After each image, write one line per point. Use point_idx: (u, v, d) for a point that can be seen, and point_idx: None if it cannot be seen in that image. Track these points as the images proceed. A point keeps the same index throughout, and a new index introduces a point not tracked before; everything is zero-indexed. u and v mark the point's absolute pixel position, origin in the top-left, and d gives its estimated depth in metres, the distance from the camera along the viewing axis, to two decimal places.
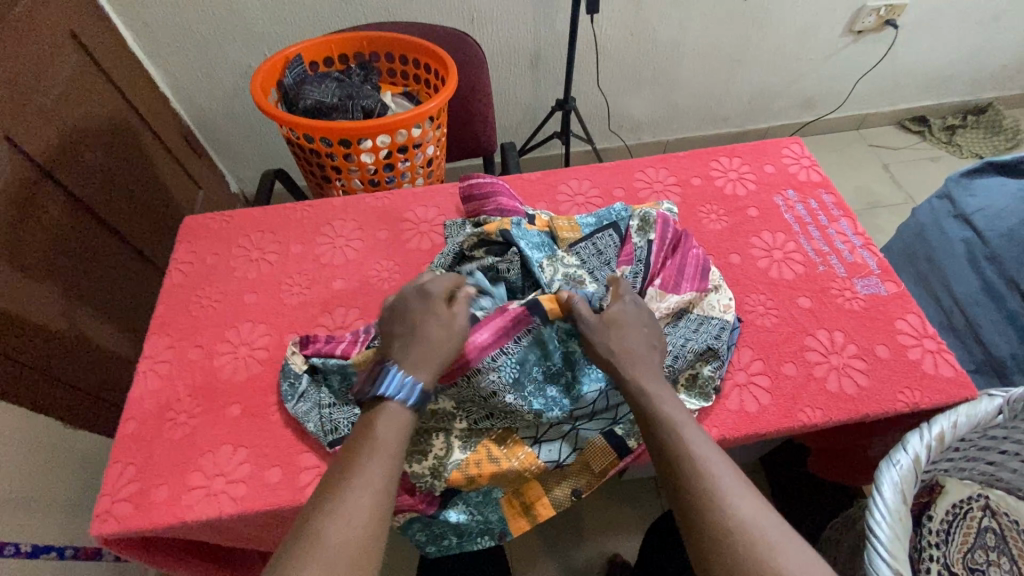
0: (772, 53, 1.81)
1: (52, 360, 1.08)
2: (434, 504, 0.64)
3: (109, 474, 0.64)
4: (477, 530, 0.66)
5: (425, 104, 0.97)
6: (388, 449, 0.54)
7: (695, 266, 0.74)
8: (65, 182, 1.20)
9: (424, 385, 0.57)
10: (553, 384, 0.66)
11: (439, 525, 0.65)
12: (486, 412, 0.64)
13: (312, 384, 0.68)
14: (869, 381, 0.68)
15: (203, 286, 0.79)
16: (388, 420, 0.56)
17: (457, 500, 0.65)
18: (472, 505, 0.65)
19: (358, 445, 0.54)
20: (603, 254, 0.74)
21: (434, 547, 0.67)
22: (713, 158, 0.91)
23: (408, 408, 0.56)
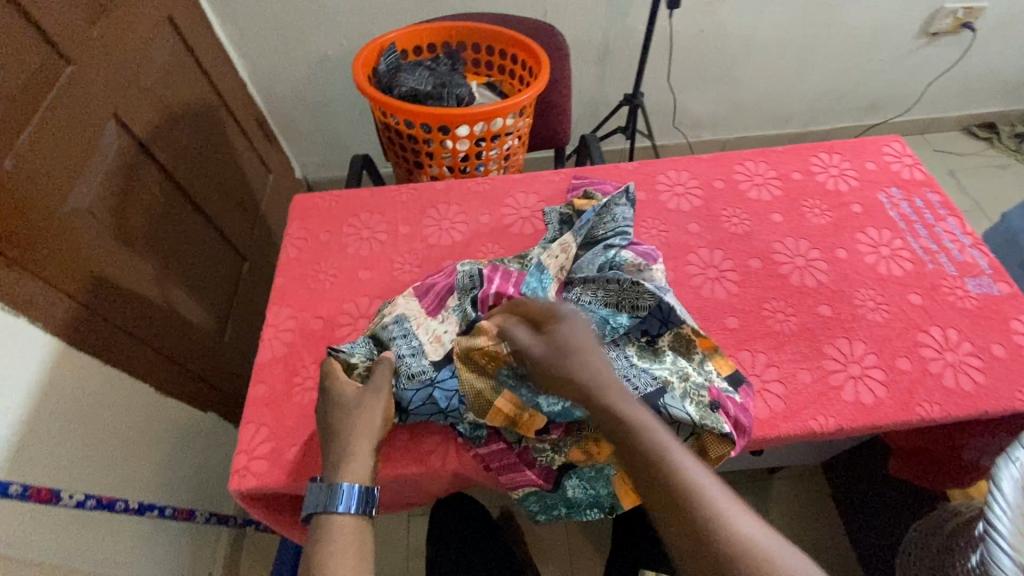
0: (842, 53, 1.79)
1: (149, 329, 1.13)
2: (551, 478, 0.66)
3: (243, 432, 0.67)
4: (587, 503, 0.69)
5: (524, 93, 0.99)
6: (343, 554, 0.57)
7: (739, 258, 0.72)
8: (160, 159, 1.25)
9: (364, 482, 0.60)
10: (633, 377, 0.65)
11: (552, 497, 0.68)
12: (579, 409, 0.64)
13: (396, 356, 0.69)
14: (986, 379, 0.67)
15: (319, 261, 0.83)
16: (343, 527, 0.58)
17: (571, 474, 0.67)
18: (585, 480, 0.67)
19: (324, 561, 0.56)
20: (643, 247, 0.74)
21: (544, 516, 0.70)
22: (812, 153, 0.91)
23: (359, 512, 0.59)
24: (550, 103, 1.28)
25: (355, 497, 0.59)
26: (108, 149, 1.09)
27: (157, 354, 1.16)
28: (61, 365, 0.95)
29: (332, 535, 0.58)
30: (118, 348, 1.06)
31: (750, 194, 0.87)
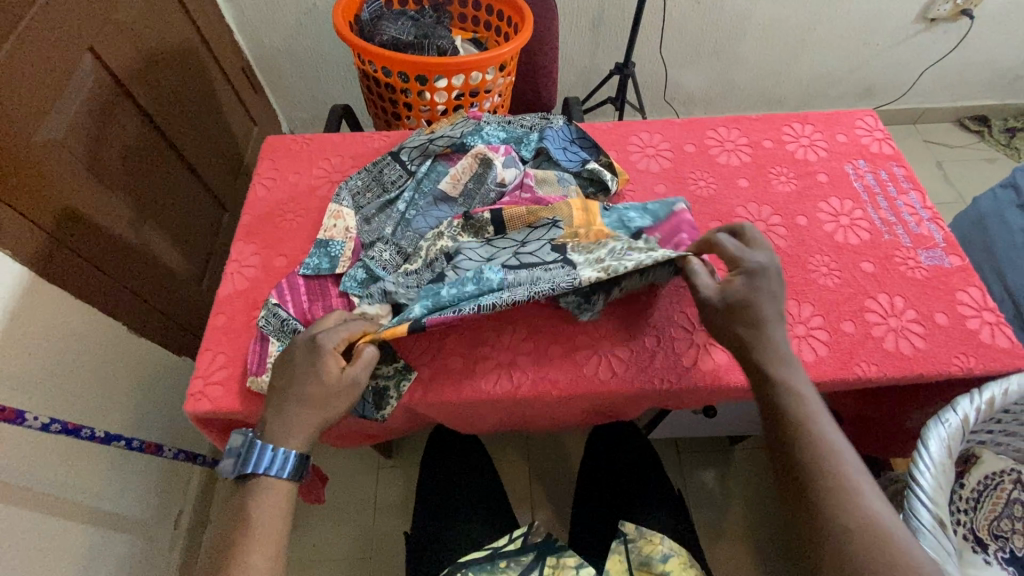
0: (839, 34, 1.77)
1: (122, 267, 1.14)
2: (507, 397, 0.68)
3: (200, 359, 0.68)
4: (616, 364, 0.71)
5: (504, 46, 0.99)
6: (270, 510, 0.61)
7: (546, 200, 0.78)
8: (139, 98, 1.23)
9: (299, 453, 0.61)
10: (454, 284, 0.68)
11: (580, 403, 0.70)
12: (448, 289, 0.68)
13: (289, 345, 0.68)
14: (925, 344, 0.69)
15: (286, 201, 0.83)
16: (274, 487, 0.61)
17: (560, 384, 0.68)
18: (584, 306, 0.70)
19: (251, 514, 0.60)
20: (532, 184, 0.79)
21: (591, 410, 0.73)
22: (785, 123, 0.92)
23: (286, 479, 0.61)
24: (534, 64, 1.26)
25: (287, 462, 0.60)
26: (84, 82, 1.08)
27: (130, 294, 1.17)
28: (28, 292, 0.96)
29: (262, 494, 0.61)
30: (88, 282, 1.06)
31: (720, 160, 0.88)
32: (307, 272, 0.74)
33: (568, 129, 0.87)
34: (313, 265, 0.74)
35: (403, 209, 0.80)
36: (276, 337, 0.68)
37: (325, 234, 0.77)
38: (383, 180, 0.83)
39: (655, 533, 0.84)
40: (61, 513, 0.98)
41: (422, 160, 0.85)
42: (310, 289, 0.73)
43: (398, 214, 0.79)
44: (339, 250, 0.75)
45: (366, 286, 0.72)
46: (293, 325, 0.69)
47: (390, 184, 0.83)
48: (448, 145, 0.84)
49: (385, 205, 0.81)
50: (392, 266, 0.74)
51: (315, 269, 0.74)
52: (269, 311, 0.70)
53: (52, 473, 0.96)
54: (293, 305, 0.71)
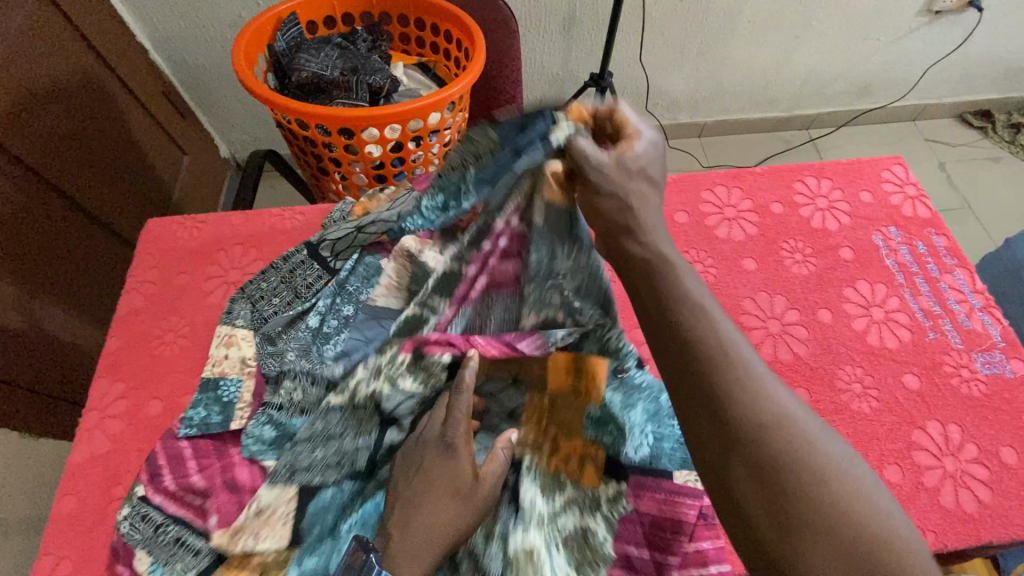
0: (837, 31, 1.59)
1: (2, 363, 0.94)
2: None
3: (36, 570, 0.51)
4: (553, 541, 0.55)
5: (449, 88, 0.79)
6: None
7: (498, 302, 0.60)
8: (19, 151, 1.01)
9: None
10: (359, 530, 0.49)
11: None
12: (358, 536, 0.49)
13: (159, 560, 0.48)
14: (992, 496, 0.54)
15: (168, 315, 0.65)
16: None
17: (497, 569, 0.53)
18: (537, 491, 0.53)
19: None
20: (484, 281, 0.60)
21: None
22: (797, 178, 0.74)
23: None
24: (493, 91, 1.07)
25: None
26: None
27: (19, 391, 0.98)
28: None
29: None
30: None
31: (719, 232, 0.70)
32: (190, 432, 0.54)
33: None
34: (198, 419, 0.55)
35: (316, 324, 0.61)
36: (146, 549, 0.48)
37: (217, 369, 0.59)
38: (293, 282, 0.64)
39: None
40: None
41: (346, 254, 0.66)
42: (196, 456, 0.54)
43: (309, 334, 0.61)
44: (235, 394, 0.57)
45: (279, 443, 0.53)
46: (170, 520, 0.49)
47: (304, 286, 0.64)
48: (379, 230, 0.64)
49: (296, 317, 0.62)
50: (298, 414, 0.54)
51: (201, 425, 0.55)
52: (130, 505, 0.50)
53: None
54: (162, 493, 0.51)
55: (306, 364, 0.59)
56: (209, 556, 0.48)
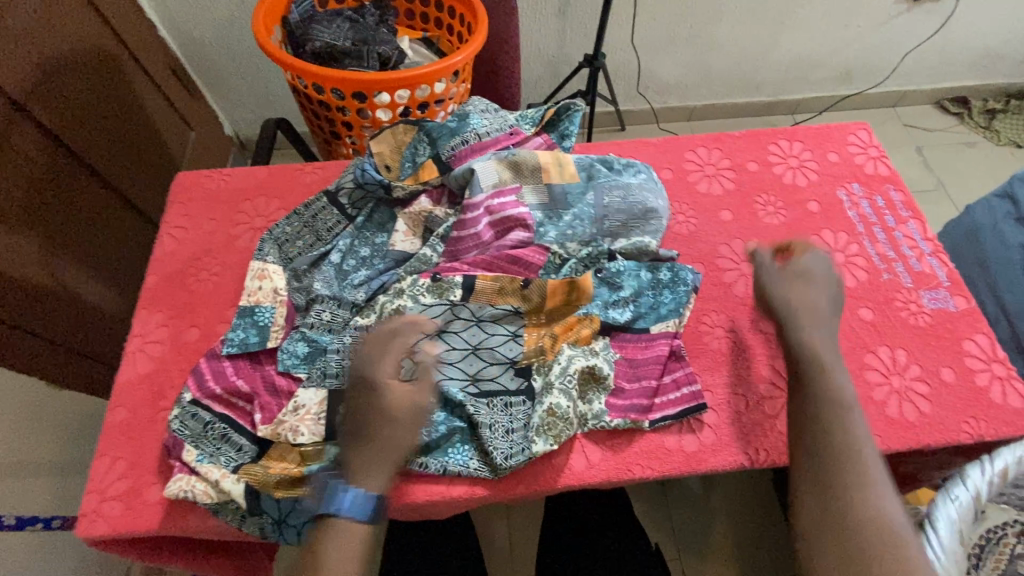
0: (820, 17, 1.66)
1: (32, 316, 1.00)
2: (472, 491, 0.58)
3: (96, 468, 0.57)
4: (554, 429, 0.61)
5: (453, 56, 0.86)
6: (344, 553, 0.50)
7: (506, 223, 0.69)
8: (40, 117, 1.07)
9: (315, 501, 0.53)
10: None
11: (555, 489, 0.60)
12: None
13: (207, 447, 0.56)
14: (931, 407, 0.62)
15: (200, 256, 0.71)
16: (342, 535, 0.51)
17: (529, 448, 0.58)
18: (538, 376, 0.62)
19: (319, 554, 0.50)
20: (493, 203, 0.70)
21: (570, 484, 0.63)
22: (771, 140, 0.82)
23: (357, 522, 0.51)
24: (493, 65, 1.13)
25: (358, 502, 0.51)
26: None
27: (47, 344, 1.04)
28: None
29: (334, 536, 0.51)
30: None
31: (700, 188, 0.78)
32: (232, 350, 0.62)
33: (544, 137, 0.79)
34: (234, 346, 0.62)
35: (336, 262, 0.69)
36: (194, 443, 0.56)
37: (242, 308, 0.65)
38: (316, 228, 0.71)
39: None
40: None
41: (364, 204, 0.73)
42: (238, 373, 0.61)
43: (334, 268, 0.68)
44: (270, 318, 0.64)
45: (310, 358, 0.62)
46: (216, 419, 0.58)
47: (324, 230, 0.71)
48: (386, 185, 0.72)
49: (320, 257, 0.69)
50: (329, 332, 0.64)
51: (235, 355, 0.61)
52: (180, 408, 0.58)
53: None
54: (210, 400, 0.59)
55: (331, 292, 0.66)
56: (252, 451, 0.57)
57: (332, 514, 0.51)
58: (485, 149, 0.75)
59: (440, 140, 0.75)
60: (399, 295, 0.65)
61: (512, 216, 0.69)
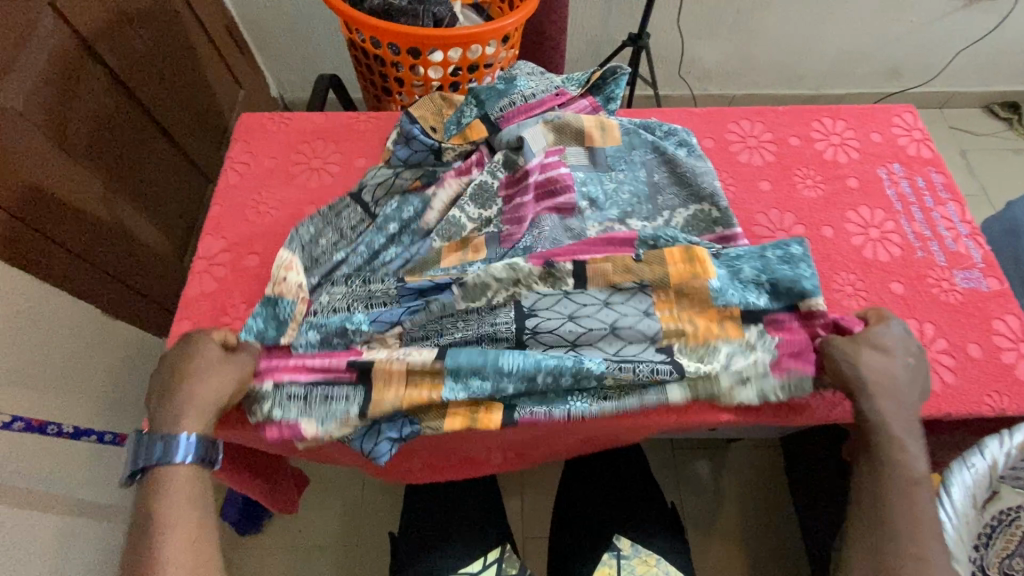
0: (870, 10, 1.64)
1: (92, 248, 1.07)
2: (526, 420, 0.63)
3: (162, 370, 0.63)
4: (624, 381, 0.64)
5: (506, 18, 0.88)
6: (205, 404, 0.59)
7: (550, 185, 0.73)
8: (108, 61, 1.13)
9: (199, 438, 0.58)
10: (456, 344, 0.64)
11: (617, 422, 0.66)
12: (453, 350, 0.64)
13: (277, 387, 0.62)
14: (955, 379, 0.63)
15: (260, 191, 0.76)
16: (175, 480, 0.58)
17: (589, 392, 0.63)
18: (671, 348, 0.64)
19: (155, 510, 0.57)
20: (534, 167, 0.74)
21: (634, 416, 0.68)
22: (815, 117, 0.83)
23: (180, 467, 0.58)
24: (540, 35, 1.15)
25: (190, 448, 0.58)
26: (44, 45, 0.98)
27: (103, 275, 1.10)
28: None
29: (164, 486, 0.57)
30: (53, 264, 0.99)
31: (741, 158, 0.79)
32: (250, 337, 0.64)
33: (589, 99, 0.82)
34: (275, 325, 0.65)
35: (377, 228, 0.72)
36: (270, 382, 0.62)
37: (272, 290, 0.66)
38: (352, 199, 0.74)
39: (651, 553, 0.85)
40: (33, 507, 0.94)
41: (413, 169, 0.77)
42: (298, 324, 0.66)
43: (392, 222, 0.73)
44: (288, 313, 0.65)
45: (329, 344, 0.64)
46: (313, 385, 0.62)
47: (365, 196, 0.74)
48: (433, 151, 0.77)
49: (367, 220, 0.73)
50: (348, 309, 0.66)
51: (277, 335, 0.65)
52: (271, 396, 0.62)
53: (24, 468, 0.91)
54: (287, 374, 0.62)
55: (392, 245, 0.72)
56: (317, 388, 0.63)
57: (159, 466, 0.57)
58: (532, 109, 0.79)
59: (488, 101, 0.79)
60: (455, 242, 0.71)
61: (555, 177, 0.73)
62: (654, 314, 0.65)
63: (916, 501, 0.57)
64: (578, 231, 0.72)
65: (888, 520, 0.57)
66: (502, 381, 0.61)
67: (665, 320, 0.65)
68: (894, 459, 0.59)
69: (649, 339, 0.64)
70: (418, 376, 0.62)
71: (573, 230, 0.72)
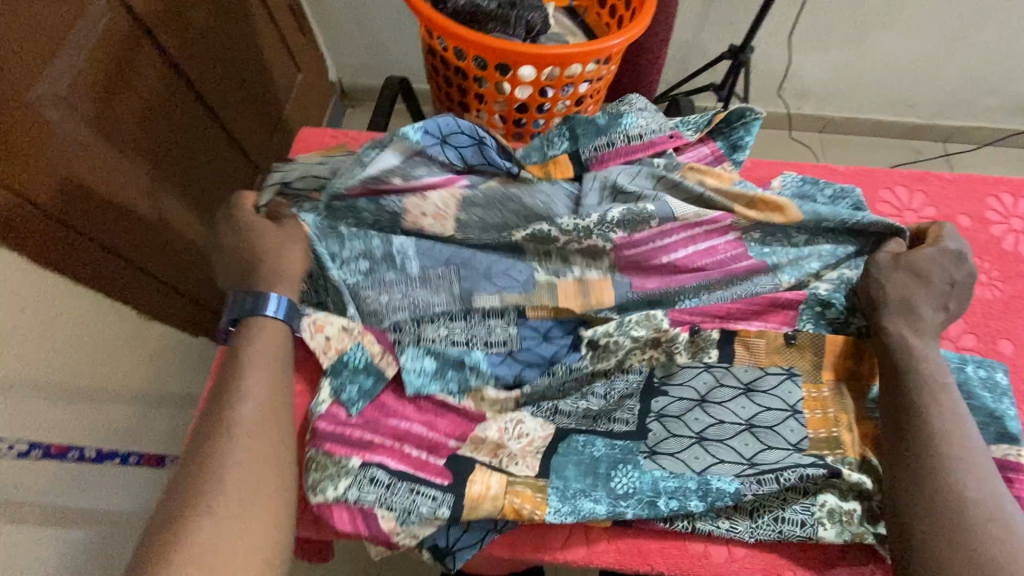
0: (1015, 34, 1.41)
1: (135, 246, 1.00)
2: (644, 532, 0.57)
3: (190, 442, 0.54)
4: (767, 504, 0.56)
5: (616, 38, 0.75)
6: (259, 359, 0.57)
7: (696, 262, 0.66)
8: (165, 43, 1.04)
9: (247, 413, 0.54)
10: (584, 408, 0.62)
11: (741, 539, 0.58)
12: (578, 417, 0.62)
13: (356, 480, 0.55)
14: None
15: (319, 228, 0.66)
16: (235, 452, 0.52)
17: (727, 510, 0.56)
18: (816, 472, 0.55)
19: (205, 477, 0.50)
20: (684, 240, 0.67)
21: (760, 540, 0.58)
22: (990, 192, 0.67)
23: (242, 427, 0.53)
24: (639, 48, 1.00)
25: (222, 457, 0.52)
26: (99, 26, 0.90)
27: (144, 276, 1.03)
28: (25, 280, 0.82)
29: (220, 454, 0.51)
30: (94, 266, 0.92)
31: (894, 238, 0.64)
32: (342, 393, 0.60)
33: (711, 145, 0.74)
34: (358, 394, 0.60)
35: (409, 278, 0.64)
36: (348, 477, 0.55)
37: (331, 352, 0.61)
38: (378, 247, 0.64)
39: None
40: (52, 523, 0.88)
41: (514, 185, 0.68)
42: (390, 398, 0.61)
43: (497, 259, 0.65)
44: (361, 359, 0.61)
45: (440, 379, 0.61)
46: (396, 480, 0.55)
47: (369, 240, 0.64)
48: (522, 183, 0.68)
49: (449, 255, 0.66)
50: (466, 343, 0.64)
51: (366, 395, 0.60)
52: (352, 474, 0.55)
53: (44, 486, 0.85)
54: (376, 457, 0.56)
55: (498, 281, 0.65)
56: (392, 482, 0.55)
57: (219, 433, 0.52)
58: (634, 153, 0.70)
59: (582, 138, 0.70)
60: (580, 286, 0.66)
61: (703, 252, 0.67)
62: (802, 413, 0.59)
63: (958, 478, 0.49)
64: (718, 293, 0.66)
65: (950, 509, 0.47)
66: (611, 486, 0.56)
67: (817, 424, 0.59)
68: (932, 426, 0.51)
69: (793, 448, 0.58)
70: (521, 484, 0.56)
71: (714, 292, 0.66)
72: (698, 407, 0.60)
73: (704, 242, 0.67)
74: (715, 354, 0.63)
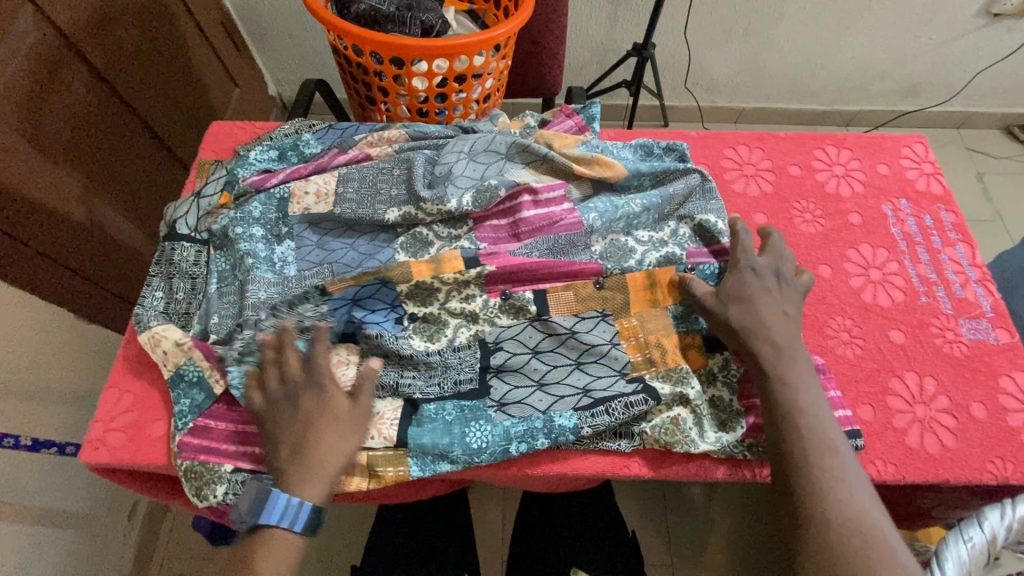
0: (889, 24, 1.57)
1: (67, 249, 1.03)
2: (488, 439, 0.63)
3: (104, 399, 0.62)
4: (613, 431, 0.60)
5: (496, 28, 0.84)
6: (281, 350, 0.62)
7: (545, 221, 0.69)
8: (92, 57, 1.09)
9: (316, 505, 0.54)
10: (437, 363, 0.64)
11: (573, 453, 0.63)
12: (435, 376, 0.63)
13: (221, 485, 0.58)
14: (955, 442, 0.58)
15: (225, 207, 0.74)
16: (278, 545, 0.54)
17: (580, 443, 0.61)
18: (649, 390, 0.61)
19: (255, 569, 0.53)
20: (539, 199, 0.70)
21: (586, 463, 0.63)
22: (818, 145, 0.78)
23: (294, 533, 0.54)
24: (538, 45, 1.11)
25: (302, 518, 0.54)
26: (23, 42, 0.96)
27: (77, 278, 1.07)
28: None
29: (266, 548, 0.54)
30: (24, 267, 0.96)
31: (736, 187, 0.74)
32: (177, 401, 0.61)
33: (575, 118, 0.77)
34: (191, 407, 0.61)
35: (296, 248, 0.69)
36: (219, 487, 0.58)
37: (170, 367, 0.63)
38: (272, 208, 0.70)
39: None
40: None
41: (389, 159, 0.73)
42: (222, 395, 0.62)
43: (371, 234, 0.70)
44: (194, 372, 0.62)
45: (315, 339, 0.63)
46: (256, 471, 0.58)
47: (252, 221, 0.69)
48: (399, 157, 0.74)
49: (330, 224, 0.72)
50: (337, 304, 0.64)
51: (196, 407, 0.61)
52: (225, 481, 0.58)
53: None
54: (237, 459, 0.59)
55: (365, 239, 0.70)
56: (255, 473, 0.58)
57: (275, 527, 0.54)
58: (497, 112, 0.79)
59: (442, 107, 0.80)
60: (452, 242, 0.69)
61: (553, 214, 0.70)
62: (620, 344, 0.64)
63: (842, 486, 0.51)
64: (576, 246, 0.69)
65: (831, 509, 0.50)
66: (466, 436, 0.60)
67: (633, 351, 0.64)
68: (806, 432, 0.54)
69: (618, 373, 0.62)
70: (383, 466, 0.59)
71: (572, 246, 0.69)
72: (540, 352, 0.64)
73: (551, 200, 0.71)
74: (534, 310, 0.66)
